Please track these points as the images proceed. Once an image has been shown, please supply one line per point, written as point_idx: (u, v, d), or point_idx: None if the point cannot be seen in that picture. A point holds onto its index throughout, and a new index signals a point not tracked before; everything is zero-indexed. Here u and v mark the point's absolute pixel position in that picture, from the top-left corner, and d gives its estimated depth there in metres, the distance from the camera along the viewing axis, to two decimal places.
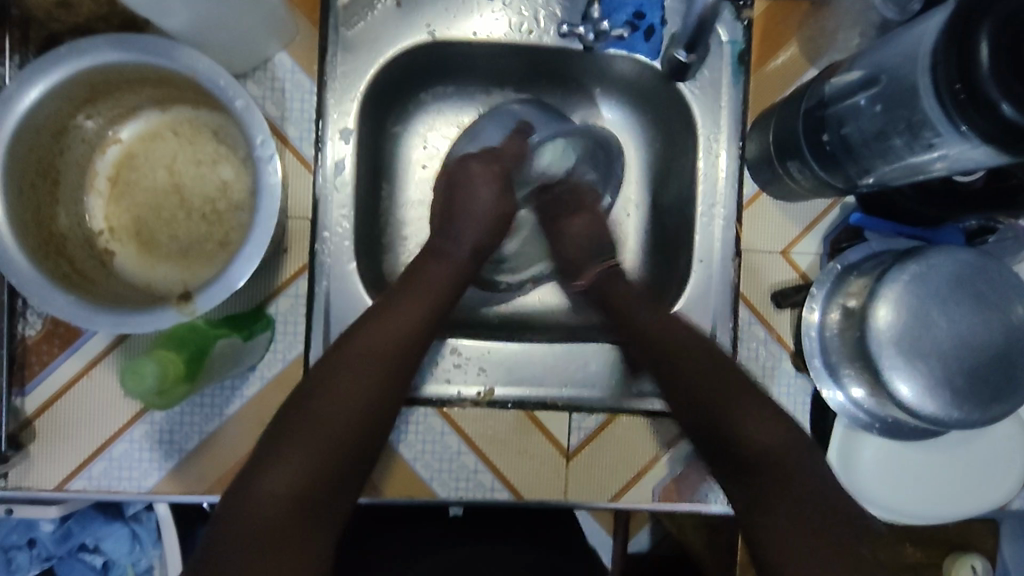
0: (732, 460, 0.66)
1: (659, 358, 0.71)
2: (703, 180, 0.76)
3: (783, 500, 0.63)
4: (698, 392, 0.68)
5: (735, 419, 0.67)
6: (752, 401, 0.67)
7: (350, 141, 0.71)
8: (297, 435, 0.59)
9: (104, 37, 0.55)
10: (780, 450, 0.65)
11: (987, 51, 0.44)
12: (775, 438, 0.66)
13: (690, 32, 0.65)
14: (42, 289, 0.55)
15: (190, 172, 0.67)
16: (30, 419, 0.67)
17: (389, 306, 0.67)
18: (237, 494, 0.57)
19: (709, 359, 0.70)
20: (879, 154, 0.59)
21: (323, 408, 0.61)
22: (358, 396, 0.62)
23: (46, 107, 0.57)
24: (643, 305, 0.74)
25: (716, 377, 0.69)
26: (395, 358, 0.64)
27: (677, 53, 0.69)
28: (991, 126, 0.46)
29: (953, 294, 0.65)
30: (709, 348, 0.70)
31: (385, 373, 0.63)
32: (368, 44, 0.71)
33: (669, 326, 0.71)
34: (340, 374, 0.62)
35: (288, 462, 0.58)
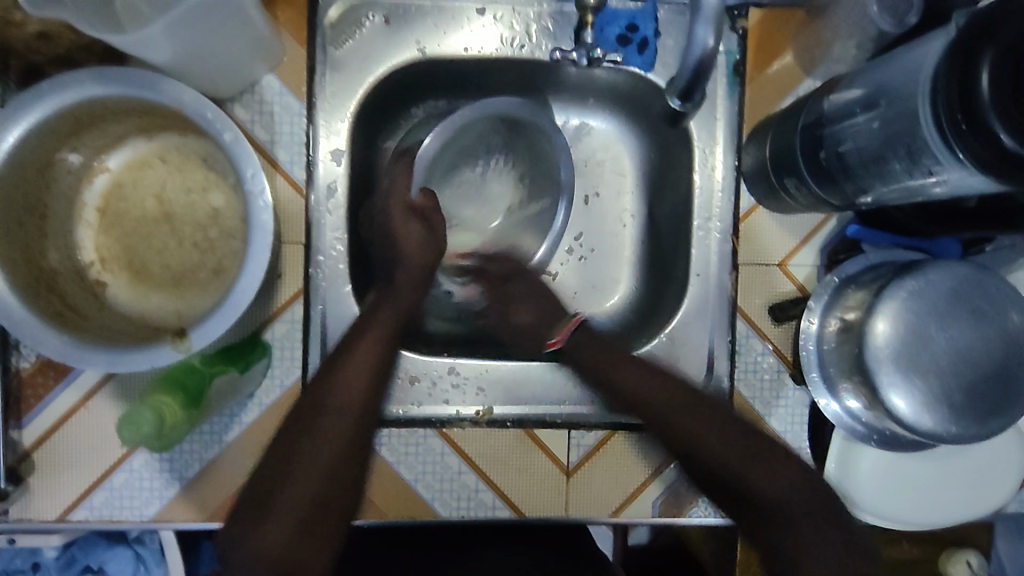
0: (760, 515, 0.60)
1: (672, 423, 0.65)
2: (698, 193, 0.76)
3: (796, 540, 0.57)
4: (694, 450, 0.63)
5: (742, 471, 0.61)
6: (772, 456, 0.62)
7: (342, 163, 0.70)
8: (271, 496, 0.55)
9: (87, 72, 0.54)
10: (781, 502, 0.59)
11: (987, 82, 0.44)
12: (780, 486, 0.60)
13: (686, 79, 0.59)
14: (34, 330, 0.54)
15: (179, 201, 0.66)
16: (28, 452, 0.67)
17: (341, 352, 0.63)
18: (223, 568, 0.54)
19: (707, 411, 0.65)
20: (877, 175, 0.58)
21: (291, 464, 0.57)
22: (324, 445, 0.58)
23: (30, 143, 0.56)
24: (634, 369, 0.69)
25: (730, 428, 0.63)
26: (356, 398, 0.61)
27: (671, 99, 0.63)
28: (990, 157, 0.45)
29: (950, 309, 0.65)
30: (700, 399, 0.66)
31: (348, 418, 0.60)
32: (357, 63, 0.70)
33: (649, 390, 0.67)
34: (304, 424, 0.59)
35: (265, 530, 0.54)
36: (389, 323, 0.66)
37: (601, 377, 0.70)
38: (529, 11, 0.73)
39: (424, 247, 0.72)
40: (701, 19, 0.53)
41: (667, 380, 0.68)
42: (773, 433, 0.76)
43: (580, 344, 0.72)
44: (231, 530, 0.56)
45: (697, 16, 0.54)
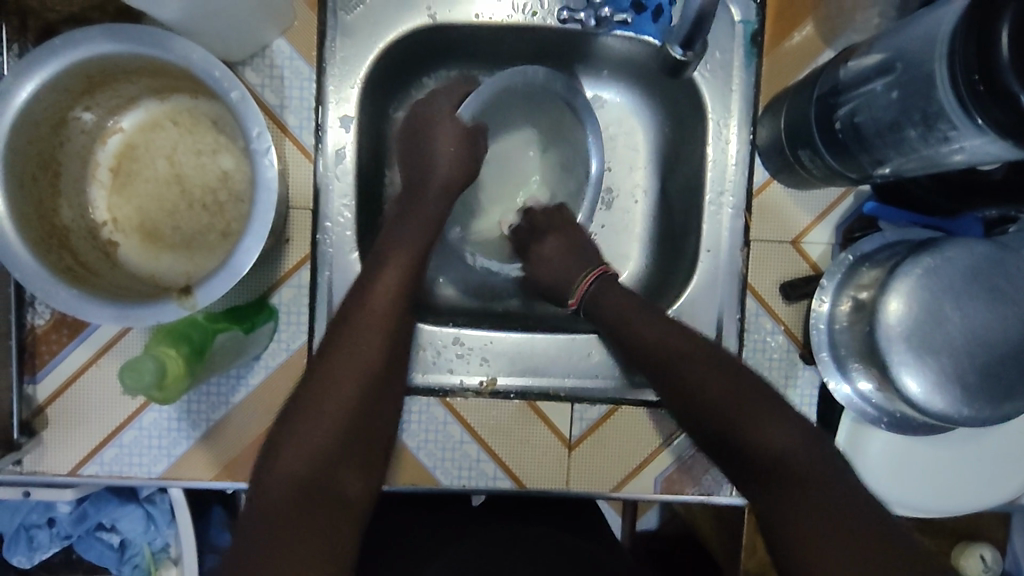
0: (772, 477, 0.58)
1: (677, 373, 0.64)
2: (712, 166, 0.74)
3: (798, 510, 0.56)
4: (698, 404, 0.63)
5: (748, 428, 0.60)
6: (778, 414, 0.61)
7: (350, 129, 0.70)
8: (308, 413, 0.58)
9: (97, 29, 0.55)
10: (790, 460, 0.58)
11: (1008, 38, 0.41)
12: (793, 449, 0.59)
13: (686, 29, 0.60)
14: (45, 283, 0.55)
15: (190, 162, 0.66)
16: (42, 407, 0.68)
17: (366, 279, 0.64)
18: (256, 483, 0.56)
19: (707, 359, 0.64)
20: (893, 145, 0.57)
21: (329, 381, 0.59)
22: (361, 366, 0.60)
23: (43, 99, 0.56)
24: (649, 318, 0.67)
25: (740, 390, 0.62)
26: (384, 322, 0.63)
27: (672, 50, 0.63)
28: (1009, 119, 0.43)
29: (967, 288, 0.63)
30: (710, 351, 0.65)
31: (378, 345, 0.62)
32: (367, 28, 0.70)
33: (652, 334, 0.66)
34: (336, 351, 0.61)
35: (306, 444, 0.56)
36: (413, 255, 0.66)
37: (620, 318, 0.68)
38: None
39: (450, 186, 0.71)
40: None
41: (680, 328, 0.67)
42: None
43: (608, 286, 0.72)
44: (265, 450, 0.58)
45: None
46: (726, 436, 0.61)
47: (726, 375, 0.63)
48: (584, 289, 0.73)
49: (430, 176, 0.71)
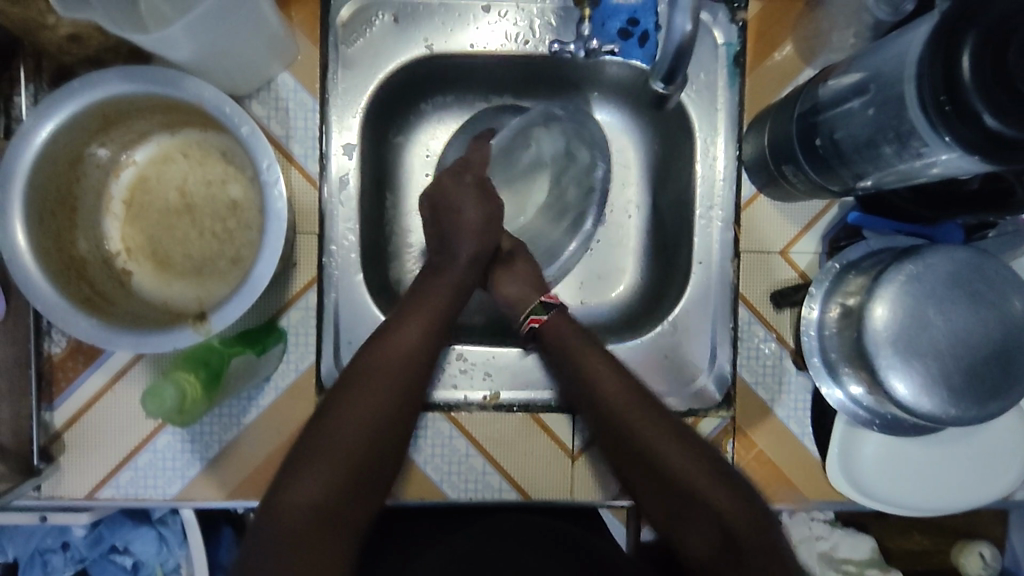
0: (720, 531, 0.61)
1: (634, 429, 0.66)
2: (700, 183, 0.77)
3: (757, 560, 0.58)
4: (656, 453, 0.65)
5: (706, 496, 0.62)
6: (723, 472, 0.64)
7: (354, 156, 0.73)
8: (318, 451, 0.60)
9: (112, 70, 0.58)
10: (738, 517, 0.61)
11: (968, 65, 0.45)
12: (739, 508, 0.61)
13: (667, 63, 0.59)
14: (65, 312, 0.58)
15: (200, 192, 0.69)
16: (58, 433, 0.70)
17: (391, 332, 0.67)
18: (267, 504, 0.58)
19: (676, 437, 0.66)
20: (870, 160, 0.60)
21: (349, 416, 0.62)
22: (378, 408, 0.63)
23: (62, 138, 0.59)
24: (604, 364, 0.70)
25: (691, 444, 0.66)
26: (405, 371, 0.65)
27: (655, 84, 0.63)
28: (973, 136, 0.46)
29: (949, 293, 0.66)
30: (672, 425, 0.67)
31: (393, 391, 0.64)
32: (368, 60, 0.73)
33: (625, 394, 0.68)
34: (358, 392, 0.63)
35: (319, 472, 0.59)
36: (437, 316, 0.69)
37: (565, 357, 0.71)
38: (533, 8, 0.75)
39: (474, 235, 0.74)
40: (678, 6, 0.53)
41: (639, 389, 0.69)
42: (775, 419, 0.77)
43: (563, 320, 0.73)
44: (276, 478, 0.59)
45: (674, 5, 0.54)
46: (680, 488, 0.63)
47: (692, 454, 0.65)
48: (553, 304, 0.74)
49: (459, 233, 0.74)
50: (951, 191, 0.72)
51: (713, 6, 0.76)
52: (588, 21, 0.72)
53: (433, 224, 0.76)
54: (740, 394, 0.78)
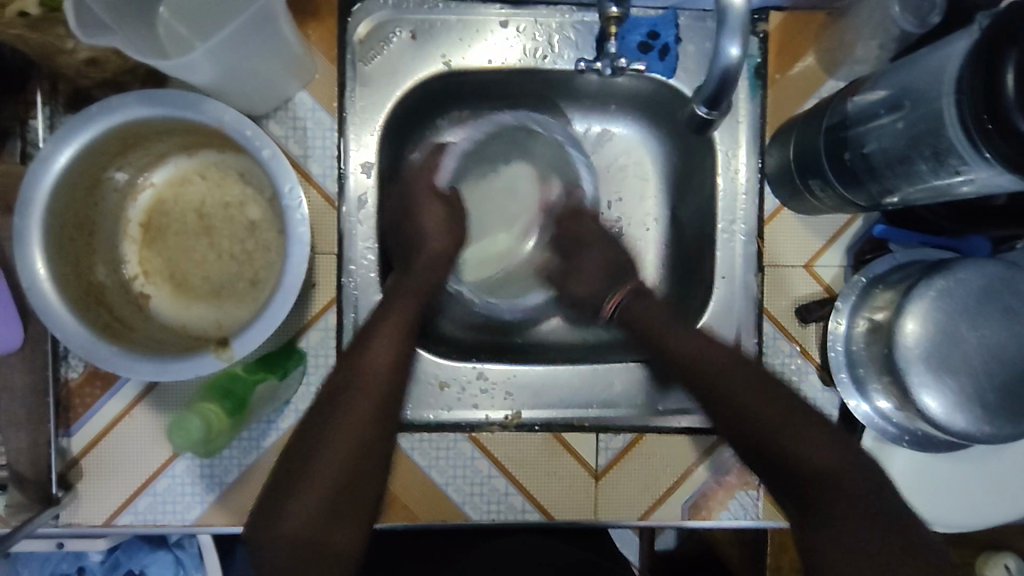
0: (816, 485, 0.59)
1: (724, 395, 0.65)
2: (723, 197, 0.76)
3: (840, 507, 0.57)
4: (752, 411, 0.63)
5: (798, 449, 0.60)
6: (808, 421, 0.62)
7: (372, 175, 0.72)
8: (306, 465, 0.58)
9: (131, 94, 0.57)
10: (835, 470, 0.59)
11: (1012, 83, 0.43)
12: (827, 460, 0.59)
13: (710, 90, 0.53)
14: (85, 341, 0.57)
15: (218, 214, 0.68)
16: (76, 459, 0.69)
17: (362, 340, 0.65)
18: (258, 527, 0.57)
19: (755, 378, 0.65)
20: (902, 176, 0.59)
21: (329, 430, 0.60)
22: (360, 420, 0.60)
23: (81, 164, 0.58)
24: (679, 333, 0.69)
25: (779, 396, 0.63)
26: (377, 380, 0.63)
27: (696, 108, 0.57)
28: (1018, 156, 0.45)
29: (980, 308, 0.65)
30: (764, 375, 0.65)
31: (373, 400, 0.62)
32: (386, 78, 0.73)
33: (696, 352, 0.68)
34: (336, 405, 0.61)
35: (302, 496, 0.57)
36: (407, 310, 0.67)
37: (651, 334, 0.70)
38: (551, 22, 0.74)
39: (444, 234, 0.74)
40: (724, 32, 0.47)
41: (720, 348, 0.68)
42: None
43: (636, 302, 0.74)
44: (263, 507, 0.58)
45: (720, 29, 0.48)
46: (767, 445, 0.61)
47: (778, 405, 0.63)
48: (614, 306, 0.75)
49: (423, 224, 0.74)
50: (977, 205, 0.71)
51: None
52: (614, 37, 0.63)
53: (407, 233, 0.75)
54: None
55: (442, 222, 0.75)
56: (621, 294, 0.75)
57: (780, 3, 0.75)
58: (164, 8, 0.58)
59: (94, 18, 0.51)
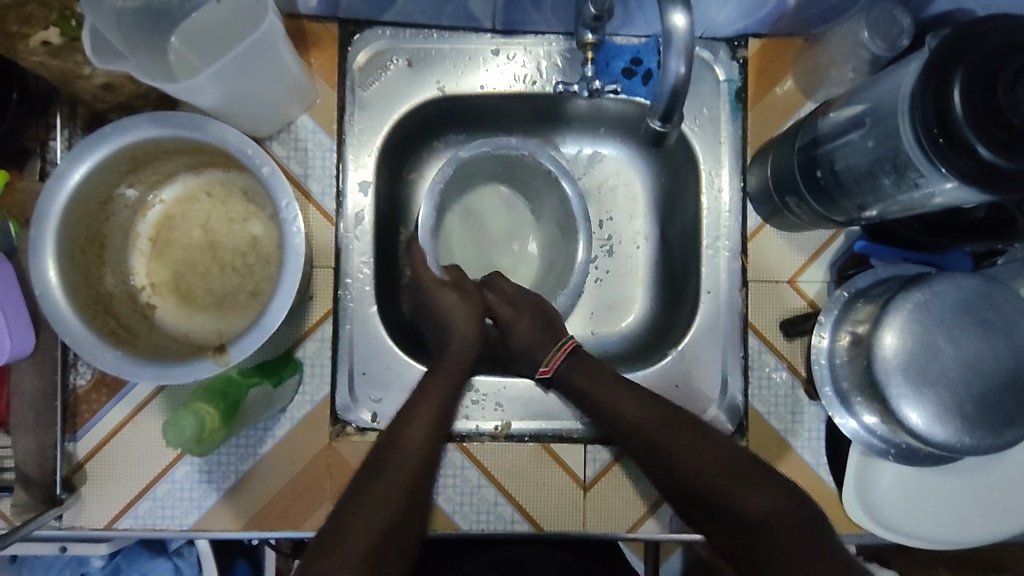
0: (749, 537, 0.61)
1: (652, 444, 0.68)
2: (706, 215, 0.79)
3: (773, 556, 0.59)
4: (680, 466, 0.66)
5: (733, 492, 0.63)
6: (744, 470, 0.65)
7: (368, 193, 0.77)
8: (366, 499, 0.60)
9: (142, 116, 0.61)
10: (768, 517, 0.61)
11: (958, 99, 0.46)
12: (767, 508, 0.61)
13: (663, 102, 0.56)
14: (91, 345, 0.60)
15: (222, 230, 0.72)
16: (81, 463, 0.72)
17: (429, 374, 0.70)
18: (310, 561, 0.57)
19: (696, 437, 0.67)
20: (869, 192, 0.61)
21: (403, 443, 0.64)
22: (427, 436, 0.65)
23: (94, 181, 0.63)
24: (623, 394, 0.70)
25: (716, 449, 0.66)
26: (449, 390, 0.69)
27: (651, 122, 0.60)
28: (969, 167, 0.47)
29: (957, 321, 0.66)
30: (683, 423, 0.68)
31: (437, 428, 0.66)
32: (383, 102, 0.77)
33: (631, 404, 0.70)
34: (406, 416, 0.66)
35: (377, 503, 0.60)
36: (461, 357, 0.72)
37: (588, 399, 0.72)
38: (540, 50, 0.79)
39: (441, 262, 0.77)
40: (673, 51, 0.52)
41: (654, 402, 0.70)
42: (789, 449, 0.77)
43: (575, 365, 0.74)
44: (332, 524, 0.59)
45: (668, 47, 0.52)
46: (704, 497, 0.64)
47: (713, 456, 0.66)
48: (553, 367, 0.74)
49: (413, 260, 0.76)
50: (957, 218, 0.73)
51: (713, 44, 0.79)
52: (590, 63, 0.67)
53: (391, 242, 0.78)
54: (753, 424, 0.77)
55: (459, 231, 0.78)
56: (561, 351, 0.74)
57: (758, 31, 0.78)
58: (175, 38, 0.62)
59: (108, 47, 0.57)
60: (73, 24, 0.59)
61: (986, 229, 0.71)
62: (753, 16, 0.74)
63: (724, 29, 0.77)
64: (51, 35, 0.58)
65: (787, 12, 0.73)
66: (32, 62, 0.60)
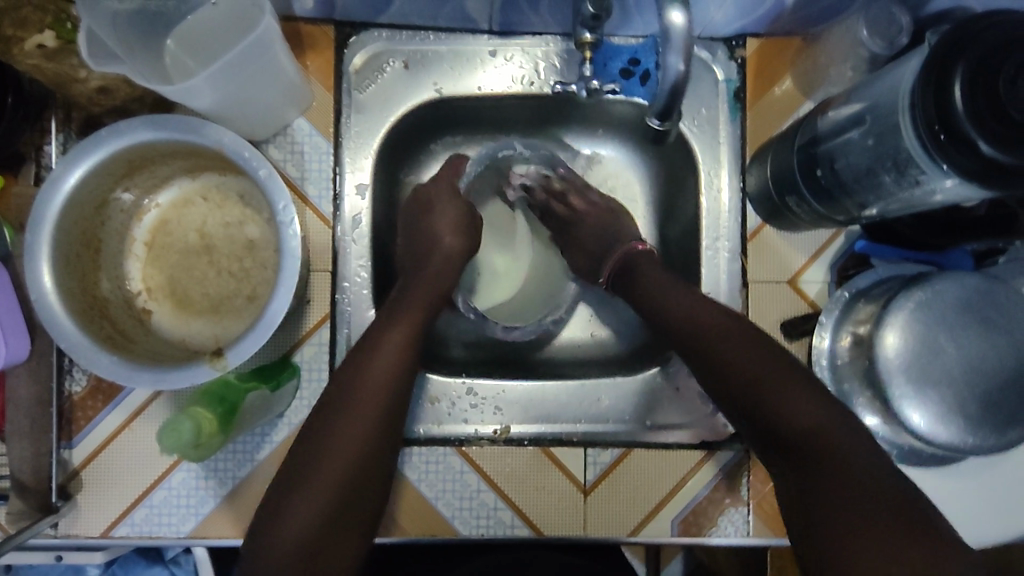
0: (792, 460, 0.55)
1: (706, 347, 0.62)
2: (706, 215, 0.79)
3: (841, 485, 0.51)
4: (724, 357, 0.61)
5: (782, 399, 0.57)
6: (789, 376, 0.58)
7: (366, 196, 0.76)
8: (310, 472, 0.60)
9: (137, 119, 0.60)
10: (819, 424, 0.55)
11: (959, 95, 0.45)
12: (814, 416, 0.55)
13: (663, 98, 0.55)
14: (87, 351, 0.59)
15: (219, 234, 0.71)
16: (76, 470, 0.71)
17: (368, 349, 0.66)
18: (257, 537, 0.57)
19: (743, 340, 0.61)
20: (869, 191, 0.61)
21: (332, 446, 0.61)
22: (358, 442, 0.62)
23: (88, 185, 0.62)
24: (678, 290, 0.67)
25: (753, 346, 0.61)
26: (380, 399, 0.64)
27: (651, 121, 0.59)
28: (974, 163, 0.46)
29: (959, 320, 0.65)
30: (744, 329, 0.63)
31: (375, 411, 0.63)
32: (380, 104, 0.77)
33: (671, 293, 0.67)
34: (341, 418, 0.62)
35: (307, 507, 0.58)
36: (412, 323, 0.68)
37: (619, 369, 0.71)
38: (537, 51, 0.78)
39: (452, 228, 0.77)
40: (670, 48, 0.50)
41: (713, 304, 0.65)
42: None
43: (648, 255, 0.73)
44: (264, 516, 0.58)
45: (666, 46, 0.51)
46: (751, 397, 0.58)
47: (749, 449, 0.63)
48: (608, 273, 0.76)
49: (431, 227, 0.76)
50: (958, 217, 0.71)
51: (712, 44, 0.79)
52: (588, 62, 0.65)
53: (413, 219, 0.78)
54: None
55: (457, 223, 0.77)
56: (611, 266, 0.75)
57: (757, 30, 0.78)
58: (171, 41, 0.62)
59: (104, 49, 0.56)
60: (68, 26, 0.58)
61: (989, 226, 0.70)
62: (751, 15, 0.73)
63: (722, 29, 0.77)
64: (47, 38, 0.58)
65: (785, 11, 0.72)
66: (26, 65, 0.59)
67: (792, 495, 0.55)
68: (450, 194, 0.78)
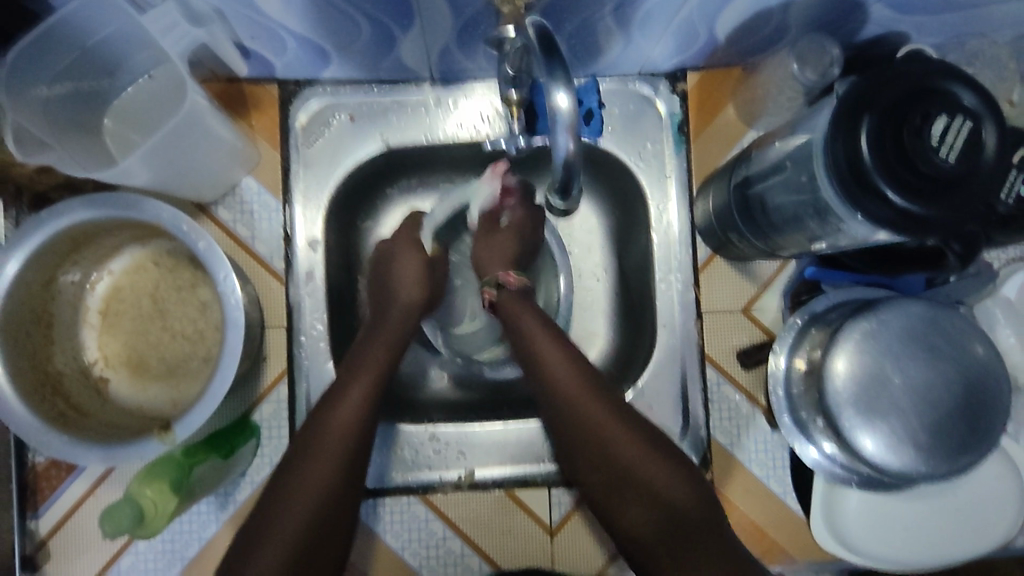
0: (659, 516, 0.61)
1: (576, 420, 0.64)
2: (658, 248, 0.79)
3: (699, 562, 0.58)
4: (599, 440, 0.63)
5: (646, 471, 0.62)
6: (663, 455, 0.63)
7: (319, 250, 0.77)
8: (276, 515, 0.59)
9: (78, 199, 0.61)
10: (687, 510, 0.60)
11: (867, 148, 0.46)
12: (685, 500, 0.61)
13: (557, 178, 0.52)
14: (36, 431, 0.60)
15: (170, 298, 0.72)
16: (43, 540, 0.72)
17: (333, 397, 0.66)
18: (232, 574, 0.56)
19: (609, 408, 0.65)
20: (801, 231, 0.62)
21: (300, 485, 0.60)
22: (321, 481, 0.61)
23: (31, 266, 0.63)
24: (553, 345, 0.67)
25: (626, 422, 0.64)
26: (344, 438, 0.63)
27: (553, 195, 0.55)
28: (886, 213, 0.47)
29: (904, 349, 0.65)
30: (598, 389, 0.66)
31: (341, 451, 0.63)
32: (329, 159, 0.77)
33: (567, 371, 0.66)
34: (301, 465, 0.61)
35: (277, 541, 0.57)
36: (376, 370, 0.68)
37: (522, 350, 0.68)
38: (480, 97, 0.79)
39: (415, 284, 0.74)
40: (555, 127, 0.47)
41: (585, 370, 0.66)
42: (753, 477, 0.78)
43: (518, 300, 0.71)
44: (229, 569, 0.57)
45: (553, 124, 0.48)
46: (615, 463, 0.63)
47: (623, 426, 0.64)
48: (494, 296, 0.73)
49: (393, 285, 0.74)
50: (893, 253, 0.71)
51: (653, 79, 0.79)
52: (516, 119, 0.61)
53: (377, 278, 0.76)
54: (716, 455, 0.78)
55: (421, 275, 0.74)
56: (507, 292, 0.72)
57: (696, 64, 0.79)
58: (109, 119, 0.64)
59: (34, 139, 0.58)
60: None
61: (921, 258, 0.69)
62: (688, 51, 0.74)
63: (661, 64, 0.77)
64: None
65: (720, 46, 0.73)
66: None
67: (655, 523, 0.60)
68: (410, 243, 0.76)
